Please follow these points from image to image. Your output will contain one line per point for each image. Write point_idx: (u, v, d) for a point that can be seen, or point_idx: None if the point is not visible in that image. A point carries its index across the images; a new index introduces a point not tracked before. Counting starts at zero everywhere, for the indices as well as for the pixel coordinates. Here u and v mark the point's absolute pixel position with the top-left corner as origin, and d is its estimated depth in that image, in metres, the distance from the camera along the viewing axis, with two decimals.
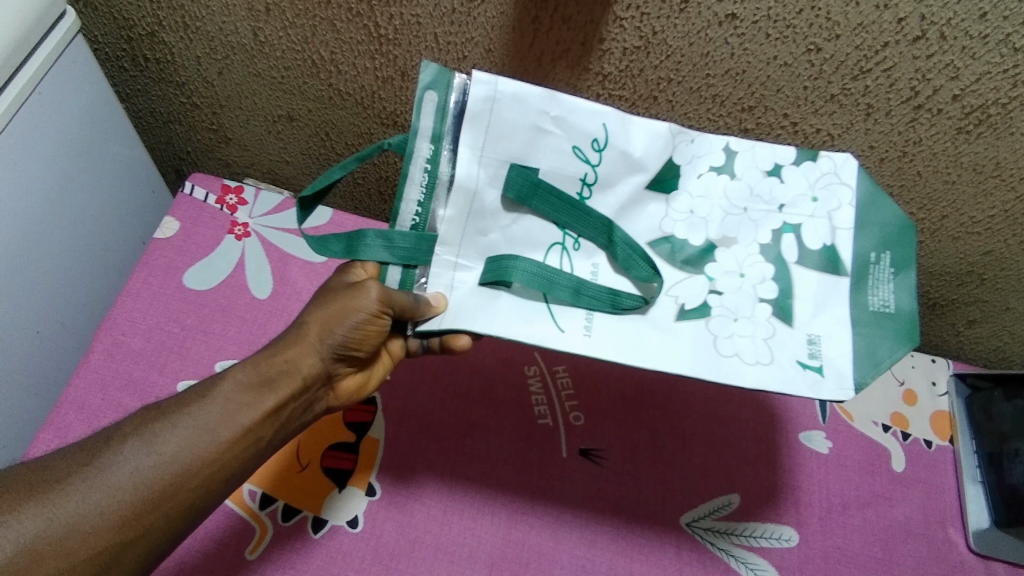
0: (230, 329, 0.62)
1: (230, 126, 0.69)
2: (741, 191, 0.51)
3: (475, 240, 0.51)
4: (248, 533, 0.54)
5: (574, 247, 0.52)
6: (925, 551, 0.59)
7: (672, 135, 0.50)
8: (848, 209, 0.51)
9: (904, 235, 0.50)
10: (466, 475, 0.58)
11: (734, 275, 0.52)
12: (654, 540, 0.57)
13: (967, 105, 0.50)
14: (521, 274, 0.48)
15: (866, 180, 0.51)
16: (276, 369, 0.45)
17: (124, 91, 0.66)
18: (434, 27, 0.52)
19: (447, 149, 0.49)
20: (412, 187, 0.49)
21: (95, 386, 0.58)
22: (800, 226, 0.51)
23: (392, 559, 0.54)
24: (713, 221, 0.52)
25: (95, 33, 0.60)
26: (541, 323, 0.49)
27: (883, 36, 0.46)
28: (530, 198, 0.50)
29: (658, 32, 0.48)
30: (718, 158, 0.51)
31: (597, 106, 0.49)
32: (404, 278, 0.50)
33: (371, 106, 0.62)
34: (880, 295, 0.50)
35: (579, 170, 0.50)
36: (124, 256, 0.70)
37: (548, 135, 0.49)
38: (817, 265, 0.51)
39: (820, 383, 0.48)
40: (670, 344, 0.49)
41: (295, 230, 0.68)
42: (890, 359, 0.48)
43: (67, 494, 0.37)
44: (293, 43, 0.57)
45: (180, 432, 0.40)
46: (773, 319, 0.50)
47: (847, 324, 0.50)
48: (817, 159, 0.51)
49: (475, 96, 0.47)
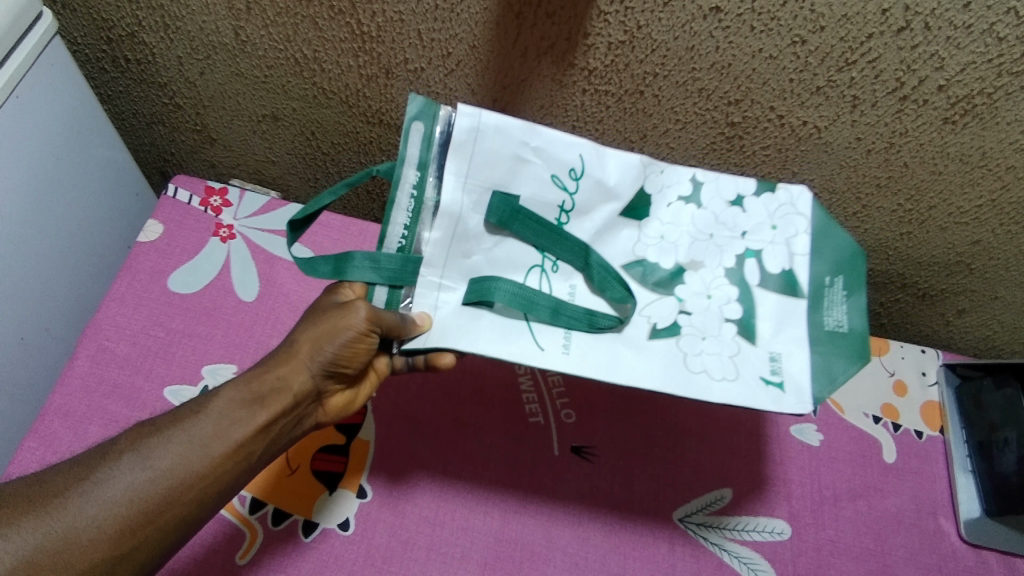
0: (216, 332, 0.61)
1: (214, 127, 0.68)
2: (708, 219, 0.54)
3: (460, 264, 0.52)
4: (239, 538, 0.53)
5: (552, 269, 0.54)
6: (916, 541, 0.60)
7: (644, 166, 0.52)
8: (805, 237, 0.54)
9: (854, 261, 0.53)
10: (458, 475, 0.58)
11: (701, 296, 0.54)
12: (646, 535, 0.57)
13: (953, 96, 0.50)
14: (502, 292, 0.49)
15: (819, 211, 0.54)
16: (269, 387, 0.44)
17: (105, 93, 0.65)
18: (417, 24, 0.52)
19: (433, 176, 0.50)
20: (398, 211, 0.50)
21: (79, 393, 0.57)
22: (761, 252, 0.55)
23: (384, 562, 0.53)
24: (682, 247, 0.55)
25: (74, 35, 0.59)
26: (521, 341, 0.49)
27: (867, 28, 0.46)
28: (512, 223, 0.51)
29: (642, 26, 0.48)
30: (688, 188, 0.54)
31: (575, 138, 0.51)
32: (390, 298, 0.50)
33: (356, 105, 0.61)
34: (835, 316, 0.53)
35: (558, 197, 0.52)
36: (107, 260, 0.69)
37: (527, 164, 0.51)
38: (776, 287, 0.54)
39: (781, 398, 0.50)
40: (643, 361, 0.50)
41: (281, 231, 0.67)
42: (846, 376, 0.51)
43: (66, 507, 0.37)
44: (275, 42, 0.56)
45: (175, 448, 0.40)
46: (738, 338, 0.53)
47: (805, 344, 0.52)
48: (776, 191, 0.54)
49: (460, 127, 0.48)
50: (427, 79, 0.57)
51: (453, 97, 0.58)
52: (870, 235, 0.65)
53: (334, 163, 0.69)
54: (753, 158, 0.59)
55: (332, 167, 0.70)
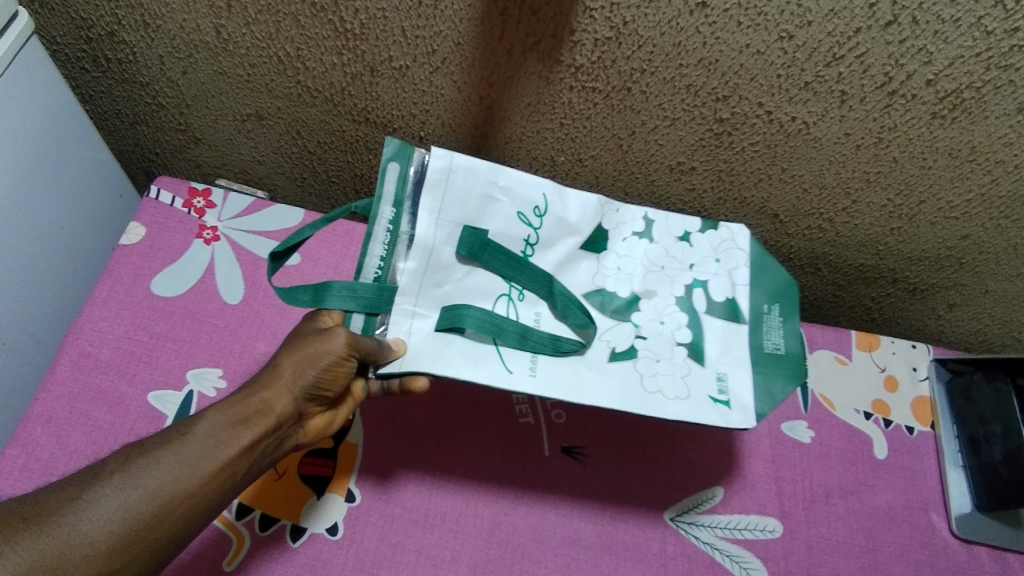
0: (201, 336, 0.61)
1: (198, 126, 0.67)
2: (659, 252, 0.59)
3: (431, 294, 0.54)
4: (225, 544, 0.52)
5: (518, 297, 0.56)
6: (907, 537, 0.60)
7: (601, 205, 0.58)
8: (745, 269, 0.59)
9: (787, 291, 0.58)
10: (447, 477, 0.57)
11: (656, 322, 0.57)
12: (638, 535, 0.56)
13: (941, 90, 0.50)
14: (472, 318, 0.51)
15: (756, 246, 0.60)
16: (252, 410, 0.44)
17: (86, 93, 0.64)
18: (401, 21, 0.51)
19: (408, 212, 0.54)
20: (375, 243, 0.52)
21: (62, 399, 0.56)
22: (707, 282, 0.59)
23: (373, 565, 0.52)
24: (637, 277, 0.59)
25: (53, 35, 0.57)
26: (491, 365, 0.50)
27: (855, 23, 0.46)
28: (481, 254, 0.54)
29: (629, 22, 0.47)
30: (640, 225, 0.60)
31: (538, 179, 0.56)
32: (366, 324, 0.52)
33: (342, 103, 0.60)
34: (773, 339, 0.57)
35: (523, 232, 0.57)
36: (88, 263, 0.68)
37: (496, 202, 0.56)
38: (721, 314, 0.58)
39: (728, 414, 0.52)
40: (603, 382, 0.52)
41: (266, 233, 0.67)
42: (784, 394, 0.54)
43: (63, 523, 0.36)
44: (257, 40, 0.55)
45: (165, 467, 0.39)
46: (689, 360, 0.55)
47: (748, 365, 0.56)
48: (718, 228, 0.60)
49: (434, 167, 0.53)
50: (412, 77, 0.56)
51: (439, 95, 0.57)
52: (861, 230, 0.65)
53: (321, 162, 0.68)
54: (742, 154, 0.58)
55: (319, 167, 0.69)
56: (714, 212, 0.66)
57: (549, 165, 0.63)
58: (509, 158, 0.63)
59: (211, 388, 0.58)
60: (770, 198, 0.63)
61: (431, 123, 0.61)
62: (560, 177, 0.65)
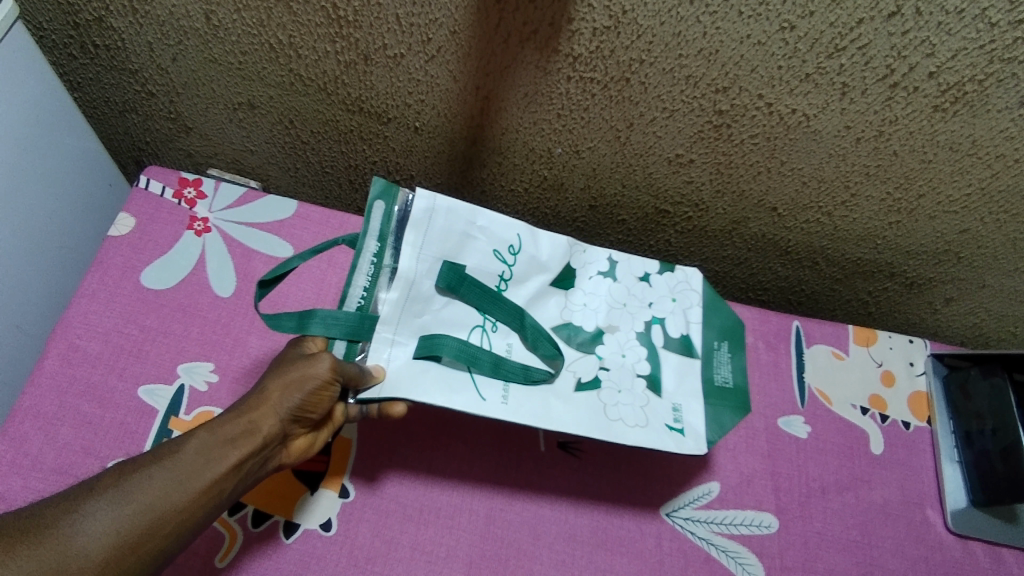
0: (193, 329, 0.59)
1: (189, 115, 0.65)
2: (622, 290, 0.61)
3: (407, 326, 0.53)
4: (216, 540, 0.50)
5: (492, 330, 0.56)
6: (903, 532, 0.60)
7: (570, 246, 0.60)
8: (698, 308, 0.62)
9: (735, 332, 0.62)
10: (442, 473, 0.56)
11: (618, 355, 0.58)
12: (634, 530, 0.56)
13: (943, 83, 0.49)
14: (450, 347, 0.51)
15: (707, 288, 0.63)
16: (240, 429, 0.43)
17: (74, 80, 0.63)
18: (395, 9, 0.50)
19: (391, 247, 0.53)
20: (359, 275, 0.52)
21: (50, 393, 0.54)
22: (665, 318, 0.61)
23: (368, 562, 0.51)
24: (601, 312, 0.60)
25: (39, 21, 0.56)
26: (465, 392, 0.51)
27: (858, 13, 0.45)
28: (459, 288, 0.54)
29: (628, 11, 0.47)
30: (604, 265, 0.62)
31: (513, 220, 0.58)
32: (348, 351, 0.51)
33: (335, 92, 0.59)
34: (722, 373, 0.60)
35: (498, 268, 0.57)
36: (75, 255, 0.67)
37: (473, 240, 0.56)
38: (676, 349, 0.60)
39: (682, 441, 0.55)
40: (566, 410, 0.53)
41: (258, 224, 0.66)
42: (732, 425, 0.57)
43: (59, 535, 0.35)
44: (248, 27, 0.54)
45: (157, 481, 0.38)
46: (648, 391, 0.57)
47: (700, 396, 0.58)
48: (674, 270, 0.63)
49: (417, 207, 0.53)
50: (407, 65, 0.55)
51: (435, 84, 0.56)
52: (859, 224, 0.65)
53: (315, 152, 0.67)
54: (741, 146, 0.58)
55: (312, 157, 0.68)
56: (712, 206, 0.65)
57: (546, 156, 0.62)
58: (505, 149, 0.62)
59: (202, 382, 0.57)
60: (769, 190, 0.62)
61: (426, 113, 0.60)
62: (557, 170, 0.64)
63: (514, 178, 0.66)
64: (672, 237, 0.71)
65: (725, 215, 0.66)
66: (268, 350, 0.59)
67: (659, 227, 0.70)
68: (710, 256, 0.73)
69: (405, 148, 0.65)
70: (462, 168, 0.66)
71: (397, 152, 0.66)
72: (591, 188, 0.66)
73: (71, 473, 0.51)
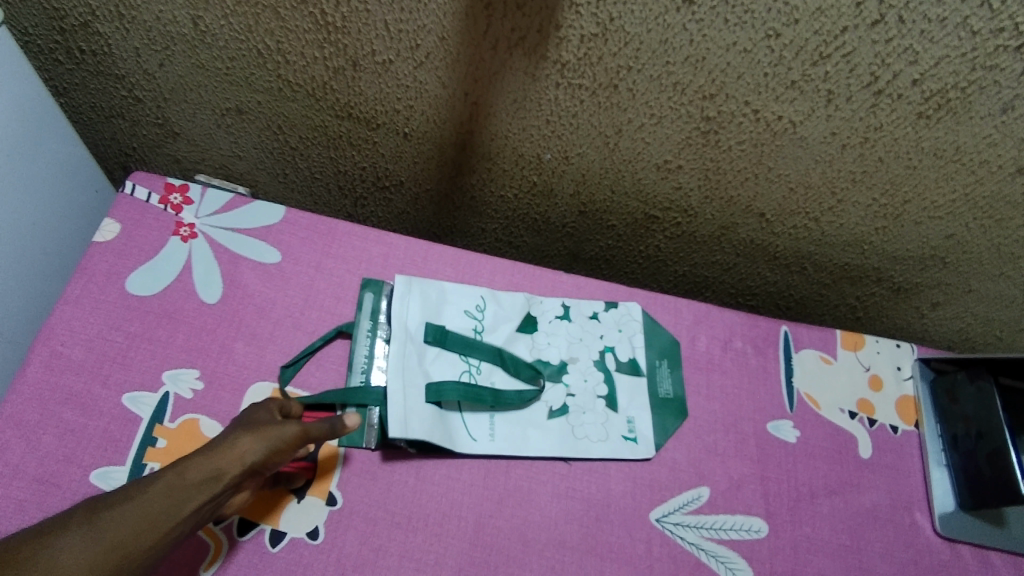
0: (178, 335, 0.58)
1: (176, 121, 0.65)
2: (577, 327, 0.65)
3: (406, 378, 0.56)
4: (202, 549, 0.49)
5: (478, 370, 0.60)
6: (892, 536, 0.60)
7: (527, 301, 0.65)
8: (641, 335, 0.66)
9: (673, 351, 0.66)
10: (432, 480, 0.55)
11: (582, 381, 0.62)
12: (624, 536, 0.56)
13: (927, 90, 0.49)
14: (452, 390, 0.56)
15: (646, 316, 0.67)
16: (204, 474, 0.41)
17: (60, 85, 0.62)
18: (383, 15, 0.50)
19: (383, 323, 0.61)
20: (360, 343, 0.59)
21: (32, 401, 0.53)
22: (614, 346, 0.64)
23: (355, 570, 0.51)
24: (563, 347, 0.63)
25: (25, 25, 0.56)
26: (458, 435, 0.56)
27: (842, 21, 0.45)
28: (445, 339, 0.59)
29: (615, 18, 0.47)
30: (560, 309, 0.65)
31: (472, 286, 0.65)
32: (358, 413, 0.56)
33: (324, 98, 0.59)
34: (665, 386, 0.64)
35: (470, 324, 0.62)
36: (55, 261, 0.65)
37: (446, 306, 0.62)
38: (627, 371, 0.63)
39: (636, 449, 0.59)
40: (540, 437, 0.58)
41: (247, 230, 0.65)
42: (675, 429, 0.62)
43: (38, 567, 0.35)
44: (236, 33, 0.54)
45: (129, 517, 0.39)
46: (607, 410, 0.61)
47: (648, 407, 0.62)
48: (618, 306, 0.67)
49: (398, 285, 0.61)
50: (396, 72, 0.55)
51: (423, 90, 0.56)
52: (847, 230, 0.65)
53: (303, 158, 0.67)
54: (729, 153, 0.58)
55: (301, 163, 0.68)
56: (700, 211, 0.66)
57: (535, 162, 0.62)
58: (494, 156, 0.62)
59: (188, 390, 0.56)
60: (757, 197, 0.63)
61: (416, 119, 0.60)
62: (546, 176, 0.64)
63: (503, 185, 0.66)
64: (661, 242, 0.71)
65: (713, 221, 0.67)
66: (255, 358, 0.59)
67: (648, 233, 0.70)
68: (700, 262, 0.74)
69: (394, 154, 0.65)
70: (451, 174, 0.66)
71: (386, 157, 0.65)
72: (580, 194, 0.66)
73: (52, 482, 0.50)
